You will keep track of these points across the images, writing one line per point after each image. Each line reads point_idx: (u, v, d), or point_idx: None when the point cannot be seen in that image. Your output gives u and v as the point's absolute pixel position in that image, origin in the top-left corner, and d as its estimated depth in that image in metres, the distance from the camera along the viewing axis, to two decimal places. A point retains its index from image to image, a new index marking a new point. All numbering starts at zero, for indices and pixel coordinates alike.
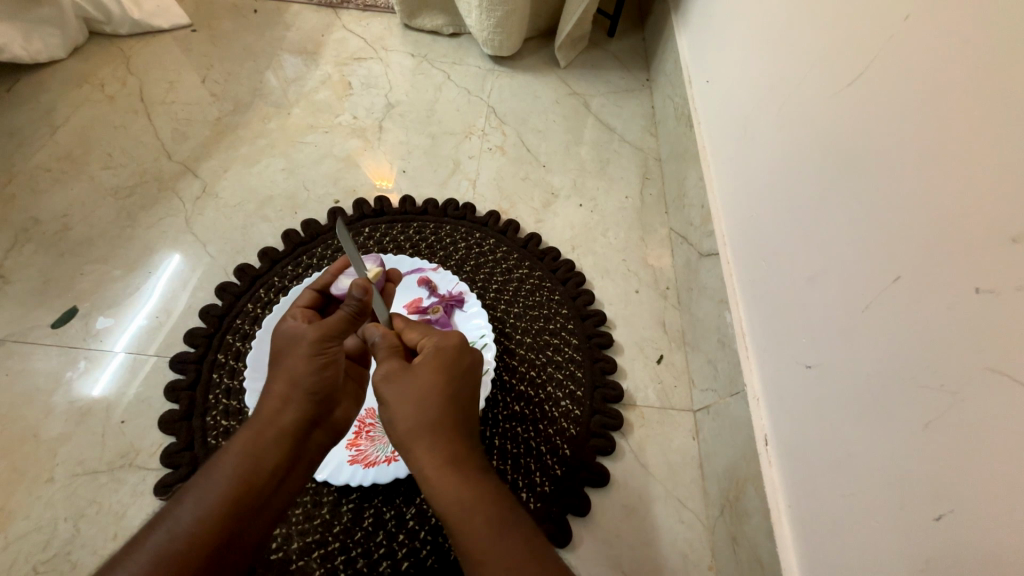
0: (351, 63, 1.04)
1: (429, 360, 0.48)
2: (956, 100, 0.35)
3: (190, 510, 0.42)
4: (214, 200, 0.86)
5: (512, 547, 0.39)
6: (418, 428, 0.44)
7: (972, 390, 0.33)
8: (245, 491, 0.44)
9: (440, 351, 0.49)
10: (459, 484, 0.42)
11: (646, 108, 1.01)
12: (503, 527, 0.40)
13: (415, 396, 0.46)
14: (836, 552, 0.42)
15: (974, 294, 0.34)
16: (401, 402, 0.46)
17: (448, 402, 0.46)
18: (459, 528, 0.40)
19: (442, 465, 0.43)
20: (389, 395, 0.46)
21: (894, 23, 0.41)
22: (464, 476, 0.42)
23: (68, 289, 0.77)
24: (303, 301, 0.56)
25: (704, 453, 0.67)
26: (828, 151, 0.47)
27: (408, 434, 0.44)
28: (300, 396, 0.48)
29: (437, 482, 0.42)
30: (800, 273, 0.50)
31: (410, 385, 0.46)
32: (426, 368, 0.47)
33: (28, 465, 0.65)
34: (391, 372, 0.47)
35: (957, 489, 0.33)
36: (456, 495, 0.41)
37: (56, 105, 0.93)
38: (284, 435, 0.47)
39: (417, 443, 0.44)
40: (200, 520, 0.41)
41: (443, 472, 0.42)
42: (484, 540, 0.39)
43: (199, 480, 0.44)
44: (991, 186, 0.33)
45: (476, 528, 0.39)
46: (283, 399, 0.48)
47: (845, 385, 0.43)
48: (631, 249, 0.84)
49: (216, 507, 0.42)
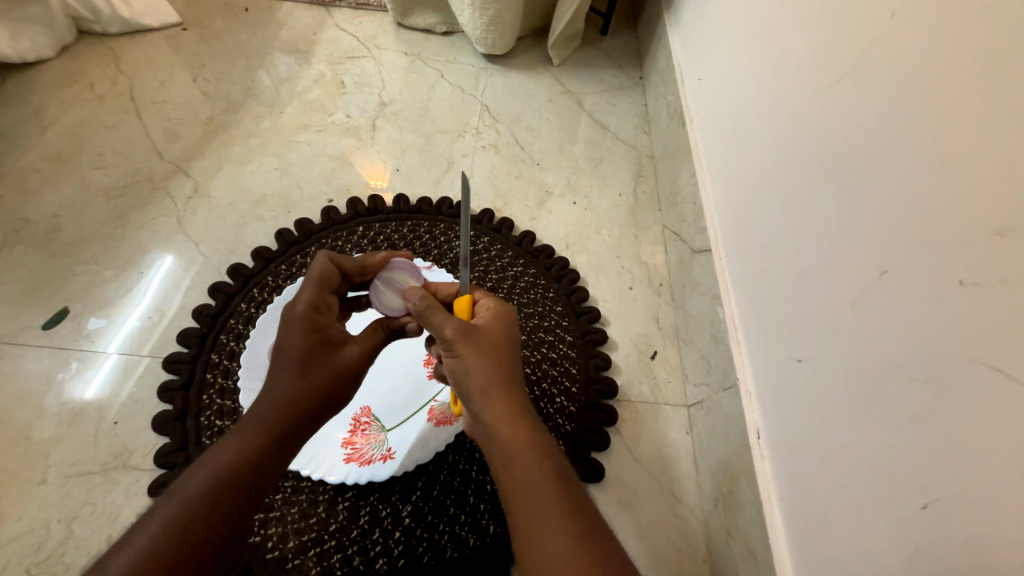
0: (343, 62, 1.03)
1: (496, 323, 0.49)
2: (945, 94, 0.36)
3: (182, 511, 0.40)
4: (207, 200, 0.85)
5: (571, 498, 0.41)
6: (495, 383, 0.45)
7: (961, 380, 0.34)
8: (236, 489, 0.42)
9: (500, 313, 0.50)
10: (530, 433, 0.44)
11: (639, 106, 1.01)
12: (566, 480, 0.42)
13: (487, 354, 0.46)
14: (827, 539, 0.43)
15: (959, 286, 0.34)
16: (476, 358, 0.45)
17: (513, 363, 0.48)
18: (523, 474, 0.41)
19: (517, 416, 0.44)
20: (464, 349, 0.46)
21: (880, 19, 0.42)
22: (534, 430, 0.44)
23: (59, 290, 0.76)
24: (324, 274, 0.53)
25: (698, 447, 0.67)
26: (817, 148, 0.48)
27: (485, 386, 0.45)
28: (309, 398, 0.48)
29: (510, 428, 0.43)
30: (792, 265, 0.50)
31: (478, 342, 0.46)
32: (495, 328, 0.49)
33: (20, 467, 0.64)
34: (466, 330, 0.47)
35: (947, 480, 0.34)
36: (528, 443, 0.43)
37: (46, 105, 0.92)
38: (287, 434, 0.46)
39: (491, 395, 0.44)
40: (191, 519, 0.40)
41: (512, 418, 0.44)
42: (549, 489, 0.41)
43: (190, 478, 0.42)
44: (977, 179, 0.33)
45: (541, 473, 0.41)
46: (291, 397, 0.47)
47: (837, 373, 0.43)
48: (625, 246, 0.84)
49: (206, 502, 0.41)
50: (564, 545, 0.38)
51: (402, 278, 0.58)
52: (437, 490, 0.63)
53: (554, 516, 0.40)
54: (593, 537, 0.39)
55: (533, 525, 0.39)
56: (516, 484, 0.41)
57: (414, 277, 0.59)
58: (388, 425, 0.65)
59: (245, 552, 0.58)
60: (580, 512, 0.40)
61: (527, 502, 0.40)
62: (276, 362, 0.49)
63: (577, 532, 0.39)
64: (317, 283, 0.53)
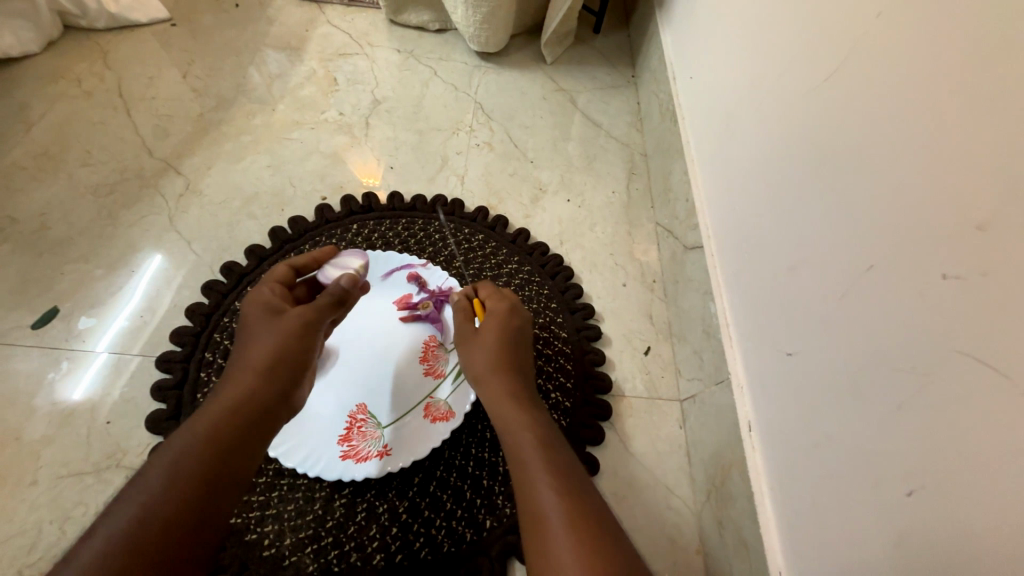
0: (336, 58, 1.03)
1: (492, 320, 0.60)
2: (931, 93, 0.37)
3: (145, 494, 0.40)
4: (198, 198, 0.85)
5: (556, 461, 0.47)
6: (486, 371, 0.57)
7: (942, 370, 0.35)
8: (195, 463, 0.43)
9: (497, 312, 0.61)
10: (519, 410, 0.53)
11: (633, 104, 1.02)
12: (549, 442, 0.49)
13: (480, 350, 0.58)
14: (817, 527, 0.44)
15: (943, 280, 0.35)
16: (473, 355, 0.58)
17: (509, 349, 0.58)
18: (512, 443, 0.50)
19: (509, 396, 0.54)
20: (465, 348, 0.60)
21: (866, 20, 0.42)
22: (521, 402, 0.54)
23: (49, 289, 0.75)
24: (280, 276, 0.60)
25: (691, 441, 0.68)
26: (807, 145, 0.49)
27: (480, 374, 0.57)
28: (265, 361, 0.51)
29: (503, 407, 0.53)
30: (779, 263, 0.52)
31: (476, 339, 0.59)
32: (490, 329, 0.59)
33: (10, 468, 0.64)
34: (467, 335, 0.60)
35: (930, 467, 0.35)
36: (515, 417, 0.52)
37: (31, 101, 0.91)
38: (246, 403, 0.48)
39: (484, 381, 0.56)
40: (151, 502, 0.40)
41: (504, 396, 0.54)
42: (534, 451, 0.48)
43: (153, 466, 0.42)
44: (959, 178, 0.34)
45: (523, 438, 0.50)
46: (248, 369, 0.50)
47: (821, 367, 0.45)
48: (619, 243, 0.85)
49: (165, 481, 0.41)
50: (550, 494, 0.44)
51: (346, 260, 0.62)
52: (434, 486, 0.63)
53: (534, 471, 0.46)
54: (571, 488, 0.45)
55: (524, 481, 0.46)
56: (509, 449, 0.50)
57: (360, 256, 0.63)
58: (384, 422, 0.65)
59: (241, 550, 0.58)
60: (561, 468, 0.46)
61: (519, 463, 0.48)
62: (243, 345, 0.54)
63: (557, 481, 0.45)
64: (272, 281, 0.59)
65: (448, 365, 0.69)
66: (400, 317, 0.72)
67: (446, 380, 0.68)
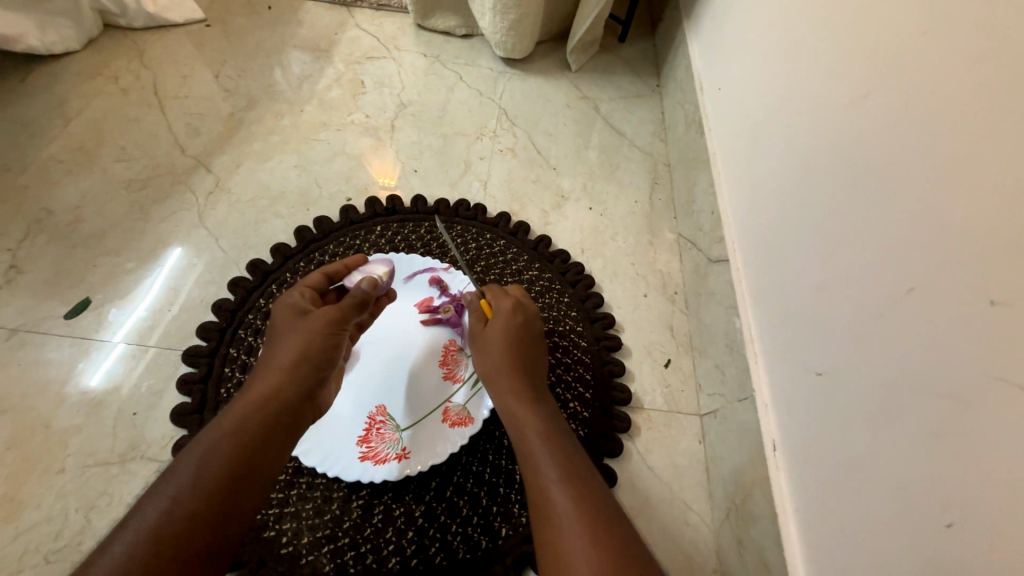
0: (363, 62, 1.04)
1: (500, 319, 0.60)
2: (975, 115, 0.36)
3: (174, 490, 0.41)
4: (227, 196, 0.86)
5: (575, 462, 0.47)
6: (495, 369, 0.57)
7: (984, 399, 0.34)
8: (222, 461, 0.43)
9: (504, 310, 0.61)
10: (530, 405, 0.53)
11: (657, 114, 1.01)
12: (556, 437, 0.50)
13: (489, 347, 0.59)
14: (845, 552, 0.43)
15: (988, 305, 0.34)
16: (484, 354, 0.59)
17: (516, 341, 0.59)
18: (525, 443, 0.50)
19: (522, 391, 0.54)
20: (477, 349, 0.61)
21: (906, 38, 0.42)
22: (530, 397, 0.54)
23: (81, 281, 0.77)
24: (314, 282, 0.60)
25: (710, 457, 0.67)
26: (843, 161, 0.48)
27: (491, 371, 0.57)
28: (290, 361, 0.52)
29: (516, 405, 0.53)
30: (810, 281, 0.51)
31: (485, 337, 0.60)
32: (498, 327, 0.60)
33: (39, 456, 0.65)
34: (476, 335, 0.61)
35: (967, 497, 0.34)
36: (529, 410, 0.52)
37: (70, 97, 0.93)
38: (271, 401, 0.48)
39: (494, 377, 0.57)
40: (179, 499, 0.40)
41: (512, 392, 0.55)
42: (547, 449, 0.48)
43: (181, 463, 0.43)
44: (1004, 201, 0.34)
45: (532, 434, 0.50)
46: (273, 368, 0.51)
47: (851, 387, 0.44)
48: (640, 253, 0.85)
49: (193, 478, 0.42)
50: (563, 492, 0.44)
51: (374, 269, 0.63)
52: (450, 491, 0.63)
53: (545, 470, 0.46)
54: (584, 485, 0.45)
55: (538, 478, 0.46)
56: (522, 444, 0.50)
57: (387, 266, 0.64)
58: (403, 425, 0.65)
59: (259, 547, 0.59)
60: (575, 467, 0.47)
61: (530, 460, 0.48)
62: (269, 346, 0.54)
63: (566, 477, 0.45)
64: (304, 286, 0.60)
65: (467, 371, 0.69)
66: (421, 320, 0.72)
67: (466, 385, 0.68)
